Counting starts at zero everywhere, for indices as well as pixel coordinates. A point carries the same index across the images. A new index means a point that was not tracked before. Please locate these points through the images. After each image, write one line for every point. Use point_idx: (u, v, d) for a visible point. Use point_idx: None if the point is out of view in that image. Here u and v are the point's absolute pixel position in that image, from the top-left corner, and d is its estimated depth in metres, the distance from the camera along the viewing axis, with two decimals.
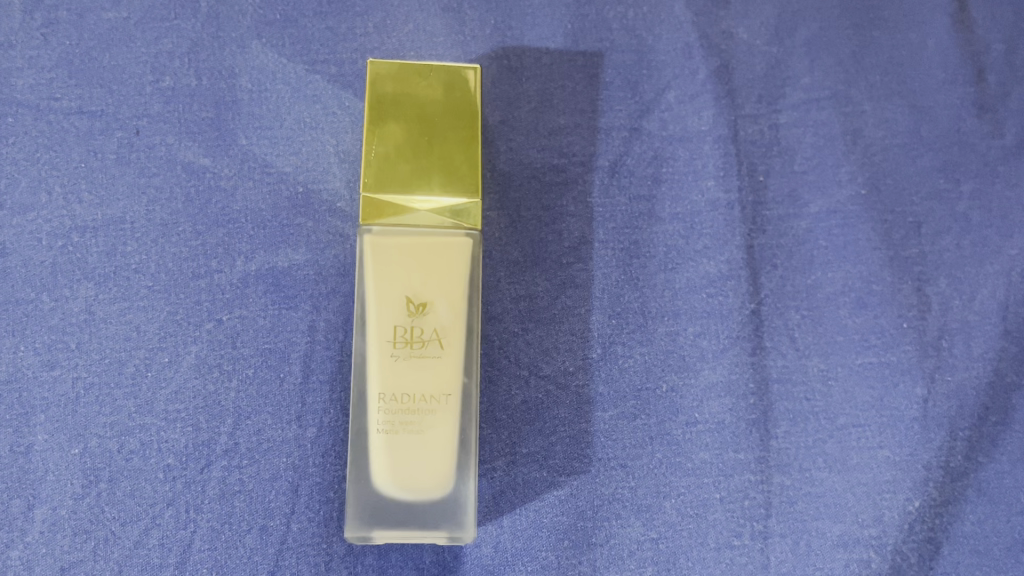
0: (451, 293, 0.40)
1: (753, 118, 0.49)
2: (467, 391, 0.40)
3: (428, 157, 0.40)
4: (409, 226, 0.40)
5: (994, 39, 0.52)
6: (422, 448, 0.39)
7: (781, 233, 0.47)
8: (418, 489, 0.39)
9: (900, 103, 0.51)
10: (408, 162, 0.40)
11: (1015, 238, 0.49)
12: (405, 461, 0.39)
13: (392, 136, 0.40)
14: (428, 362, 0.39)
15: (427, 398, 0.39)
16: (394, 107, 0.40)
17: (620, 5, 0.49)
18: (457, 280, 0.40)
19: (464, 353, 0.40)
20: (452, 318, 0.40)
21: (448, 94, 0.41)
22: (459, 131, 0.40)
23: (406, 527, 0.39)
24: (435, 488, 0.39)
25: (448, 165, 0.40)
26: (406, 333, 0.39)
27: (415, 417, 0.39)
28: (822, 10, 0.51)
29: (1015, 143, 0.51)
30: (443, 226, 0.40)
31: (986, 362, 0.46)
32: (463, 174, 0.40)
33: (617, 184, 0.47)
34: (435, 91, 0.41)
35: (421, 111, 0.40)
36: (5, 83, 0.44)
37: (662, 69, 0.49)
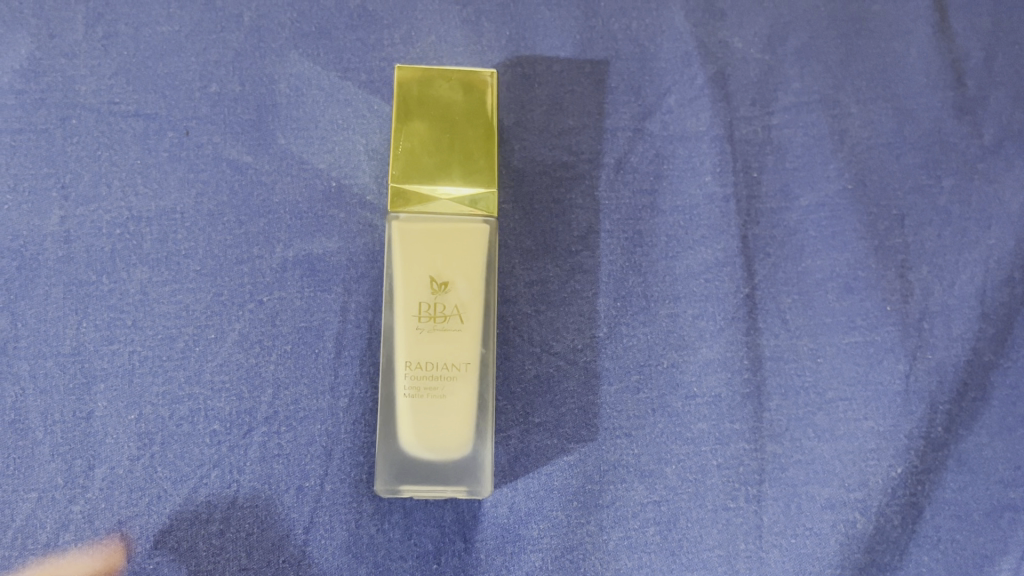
0: (470, 273, 0.44)
1: (747, 119, 0.54)
2: (485, 360, 0.44)
3: (449, 152, 0.44)
4: (433, 214, 0.44)
5: (973, 48, 0.57)
6: (444, 411, 0.43)
7: (773, 224, 0.52)
8: (441, 448, 0.43)
9: (884, 106, 0.55)
10: (431, 156, 0.44)
11: (993, 229, 0.53)
12: (429, 423, 0.43)
13: (417, 133, 0.44)
14: (450, 335, 0.43)
15: (448, 367, 0.43)
16: (419, 107, 0.45)
17: (624, 17, 0.54)
18: (476, 261, 0.44)
19: (482, 327, 0.44)
20: (471, 295, 0.44)
21: (468, 97, 0.45)
22: (477, 129, 0.45)
23: (430, 483, 0.44)
24: (457, 447, 0.43)
25: (467, 158, 0.44)
26: (429, 309, 0.43)
27: (438, 383, 0.43)
28: (812, 22, 0.56)
29: (993, 142, 0.55)
30: (463, 212, 0.44)
31: (965, 342, 0.51)
32: (480, 166, 0.44)
33: (622, 180, 0.51)
34: (455, 93, 0.45)
35: (443, 110, 0.45)
36: (70, 89, 0.49)
37: (662, 75, 0.54)
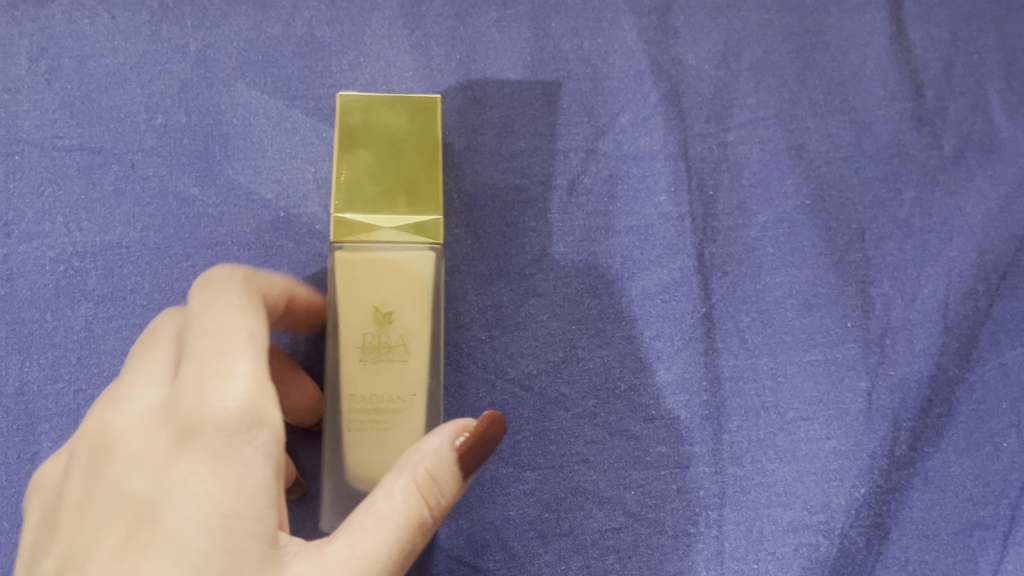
0: (416, 302, 0.43)
1: (702, 137, 0.53)
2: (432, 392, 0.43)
3: (393, 180, 0.44)
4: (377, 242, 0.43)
5: (930, 59, 0.57)
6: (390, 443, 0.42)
7: (730, 242, 0.51)
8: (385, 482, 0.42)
9: (842, 119, 0.55)
10: (375, 184, 0.44)
11: (954, 242, 0.53)
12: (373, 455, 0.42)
13: (360, 161, 0.44)
14: (395, 366, 0.42)
15: (395, 397, 0.42)
16: (362, 135, 0.44)
17: (575, 38, 0.54)
18: (421, 290, 0.43)
19: (428, 356, 0.43)
20: (418, 325, 0.43)
21: (412, 123, 0.44)
22: (420, 156, 0.44)
23: None
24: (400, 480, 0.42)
25: (412, 185, 0.44)
26: (374, 340, 0.42)
27: (383, 417, 0.42)
28: (767, 37, 0.56)
29: (954, 153, 0.55)
30: (408, 241, 0.43)
31: (927, 357, 0.50)
32: (425, 193, 0.44)
33: (576, 201, 0.51)
34: (400, 119, 0.45)
35: (388, 137, 0.44)
36: (13, 124, 0.48)
37: (616, 95, 0.53)
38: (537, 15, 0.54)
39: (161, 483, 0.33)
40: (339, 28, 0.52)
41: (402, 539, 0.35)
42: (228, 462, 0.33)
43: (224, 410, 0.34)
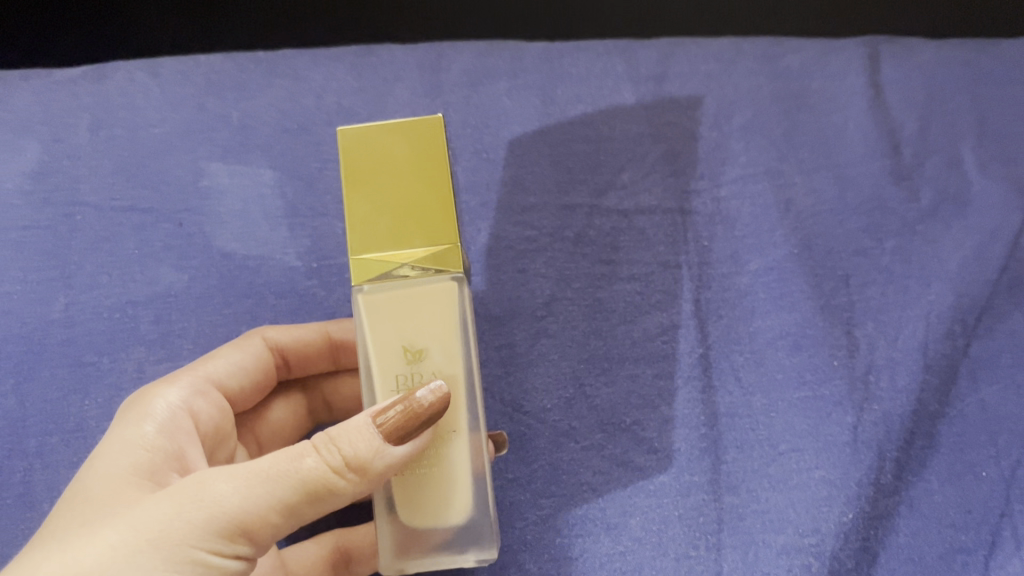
0: (444, 337, 0.38)
1: (697, 193, 0.58)
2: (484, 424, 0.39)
3: (385, 206, 0.38)
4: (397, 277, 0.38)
5: (907, 119, 0.62)
6: (438, 482, 0.38)
7: (724, 288, 0.55)
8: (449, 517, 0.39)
9: (826, 175, 0.60)
10: (387, 221, 0.38)
11: (934, 286, 0.57)
12: (417, 497, 0.39)
13: (368, 199, 0.38)
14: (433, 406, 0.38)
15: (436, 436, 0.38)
16: (367, 170, 0.39)
17: (579, 104, 0.60)
18: (450, 325, 0.38)
19: (467, 395, 0.38)
20: (450, 362, 0.38)
21: (393, 138, 0.39)
22: (418, 165, 0.39)
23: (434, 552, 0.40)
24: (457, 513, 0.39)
25: (423, 219, 0.38)
26: (406, 381, 0.38)
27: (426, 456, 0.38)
28: (755, 101, 0.61)
29: (930, 206, 0.59)
30: (417, 268, 0.38)
31: (909, 393, 0.53)
32: (437, 224, 0.38)
33: (581, 251, 0.56)
34: (400, 146, 0.39)
35: (392, 168, 0.39)
36: (75, 188, 0.54)
37: (617, 154, 0.59)
38: (545, 87, 0.60)
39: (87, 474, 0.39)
40: (365, 98, 0.58)
41: (269, 480, 0.35)
42: (128, 440, 0.40)
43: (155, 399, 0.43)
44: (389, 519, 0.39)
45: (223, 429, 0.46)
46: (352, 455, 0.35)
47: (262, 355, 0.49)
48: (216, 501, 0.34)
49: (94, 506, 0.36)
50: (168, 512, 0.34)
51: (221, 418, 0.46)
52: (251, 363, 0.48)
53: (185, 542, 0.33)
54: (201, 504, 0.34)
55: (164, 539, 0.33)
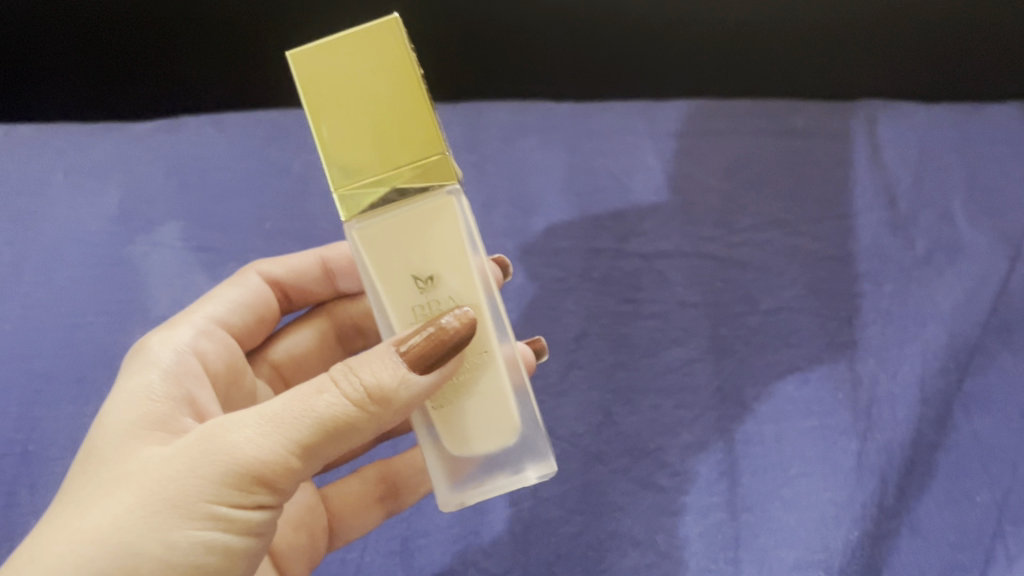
0: (454, 259, 0.38)
1: (712, 239, 0.64)
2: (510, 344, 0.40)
3: (364, 131, 0.36)
4: (391, 205, 0.37)
5: (902, 175, 0.68)
6: (474, 407, 0.39)
7: (737, 327, 0.61)
8: (489, 446, 0.40)
9: (829, 224, 0.66)
10: (368, 147, 0.36)
11: (929, 326, 0.61)
12: (462, 425, 0.40)
13: (344, 126, 0.36)
14: None
15: (467, 359, 0.39)
16: (334, 98, 0.36)
17: (604, 160, 0.68)
18: (455, 244, 0.38)
19: (489, 315, 0.39)
20: (465, 284, 0.38)
21: (353, 55, 0.36)
22: (387, 74, 0.36)
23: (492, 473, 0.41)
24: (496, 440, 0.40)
25: (406, 134, 0.36)
26: (425, 310, 0.38)
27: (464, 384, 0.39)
28: (762, 158, 0.68)
29: (925, 254, 0.64)
30: (411, 193, 0.37)
31: (908, 423, 0.58)
32: (422, 136, 0.36)
33: (608, 291, 0.62)
34: (362, 61, 0.36)
35: (361, 87, 0.36)
36: (152, 229, 0.60)
37: (639, 206, 0.65)
38: (573, 146, 0.68)
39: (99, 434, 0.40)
40: None
41: (286, 422, 0.36)
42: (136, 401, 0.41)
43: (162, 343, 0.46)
44: (433, 450, 0.40)
45: (232, 365, 0.50)
46: (372, 388, 0.36)
47: (260, 289, 0.54)
48: (232, 448, 0.36)
49: (108, 464, 0.38)
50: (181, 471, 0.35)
51: (229, 353, 0.50)
52: (248, 299, 0.53)
53: (202, 494, 0.35)
54: (212, 459, 0.35)
55: (181, 498, 0.35)
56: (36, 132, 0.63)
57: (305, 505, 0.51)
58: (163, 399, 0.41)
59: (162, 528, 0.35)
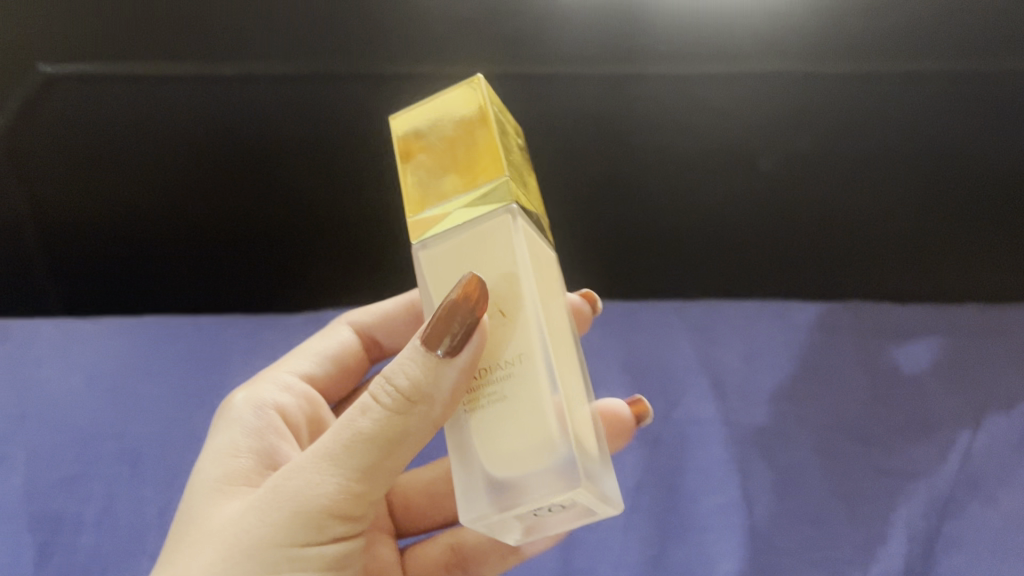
0: (498, 267, 0.45)
1: (738, 409, 0.82)
2: (552, 366, 0.43)
3: (441, 168, 0.47)
4: (455, 225, 0.46)
5: (883, 359, 0.86)
6: (507, 418, 0.43)
7: (761, 477, 0.76)
8: (521, 467, 0.43)
9: (829, 397, 0.82)
10: (443, 179, 0.47)
11: (912, 480, 0.76)
12: (499, 424, 0.43)
13: (424, 164, 0.48)
14: (499, 332, 0.45)
15: (504, 361, 0.44)
16: (418, 144, 0.48)
17: (650, 347, 0.88)
18: (500, 254, 0.45)
19: (527, 321, 0.44)
20: (508, 292, 0.45)
21: (437, 112, 0.48)
22: (464, 123, 0.48)
23: (518, 483, 0.43)
24: (522, 456, 0.43)
25: (475, 168, 0.47)
26: None
27: (502, 385, 0.44)
28: (773, 347, 0.87)
29: (905, 423, 0.80)
30: (473, 214, 0.46)
31: (900, 556, 0.71)
32: (486, 168, 0.46)
33: (658, 449, 0.79)
34: (444, 118, 0.48)
35: (440, 135, 0.48)
36: None
37: (679, 383, 0.84)
38: (627, 338, 0.89)
39: (198, 495, 0.54)
40: None
41: (337, 454, 0.45)
42: (224, 462, 0.56)
43: (263, 385, 0.64)
44: (470, 451, 0.44)
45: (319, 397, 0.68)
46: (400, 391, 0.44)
47: (349, 338, 0.74)
48: (296, 492, 0.46)
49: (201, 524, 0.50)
50: (259, 523, 0.47)
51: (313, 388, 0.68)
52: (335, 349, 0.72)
53: (291, 533, 0.46)
54: (281, 509, 0.47)
55: (259, 543, 0.46)
56: (229, 327, 0.87)
57: (388, 561, 0.66)
58: (247, 450, 0.57)
59: (270, 573, 0.46)
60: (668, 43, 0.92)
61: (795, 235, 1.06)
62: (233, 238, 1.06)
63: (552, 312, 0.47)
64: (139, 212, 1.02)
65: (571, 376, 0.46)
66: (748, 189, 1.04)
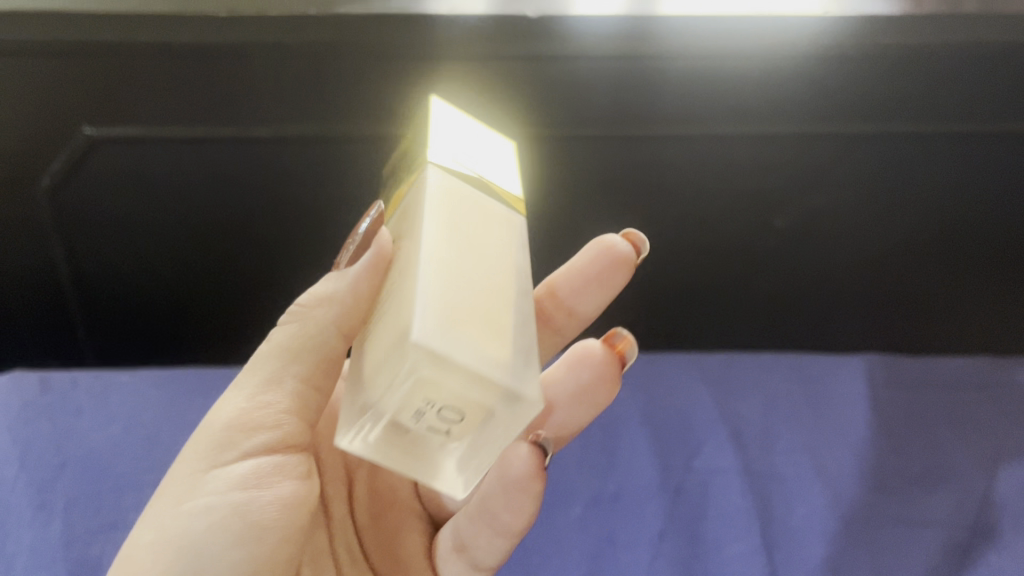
0: (411, 203, 0.48)
1: (757, 459, 0.83)
2: (422, 241, 0.42)
3: (403, 165, 0.53)
4: (398, 203, 0.51)
5: (896, 411, 0.88)
6: (395, 307, 0.42)
7: (782, 527, 0.78)
8: (387, 341, 0.40)
9: (844, 448, 0.84)
10: (401, 173, 0.53)
11: (929, 529, 0.77)
12: (385, 324, 0.42)
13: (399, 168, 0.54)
14: (405, 255, 0.45)
15: (399, 271, 0.45)
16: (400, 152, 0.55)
17: (670, 399, 0.90)
18: (414, 194, 0.47)
19: (415, 221, 0.44)
20: (411, 213, 0.47)
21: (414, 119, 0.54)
22: (419, 124, 0.52)
23: (386, 364, 0.39)
24: (393, 338, 0.39)
25: (414, 152, 0.51)
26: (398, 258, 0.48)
27: (395, 292, 0.44)
28: (789, 399, 0.90)
29: (920, 473, 0.82)
30: (404, 190, 0.50)
31: None
32: (418, 148, 0.50)
33: (681, 497, 0.80)
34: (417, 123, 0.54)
35: (408, 140, 0.53)
36: None
37: (699, 434, 0.86)
38: (646, 391, 0.91)
39: None
40: None
41: (251, 369, 0.56)
42: None
43: None
44: (365, 366, 0.43)
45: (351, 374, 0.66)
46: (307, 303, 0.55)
47: None
48: (206, 423, 0.54)
49: None
50: (178, 459, 0.54)
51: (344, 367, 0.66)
52: None
53: (200, 458, 0.52)
54: (194, 440, 0.54)
55: (176, 473, 0.53)
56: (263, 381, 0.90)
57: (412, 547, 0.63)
58: None
59: (187, 488, 0.51)
60: (684, 109, 0.96)
61: (801, 284, 1.11)
62: (251, 285, 1.10)
63: (467, 226, 0.44)
64: (161, 261, 1.06)
65: (473, 265, 0.42)
66: (760, 245, 1.08)
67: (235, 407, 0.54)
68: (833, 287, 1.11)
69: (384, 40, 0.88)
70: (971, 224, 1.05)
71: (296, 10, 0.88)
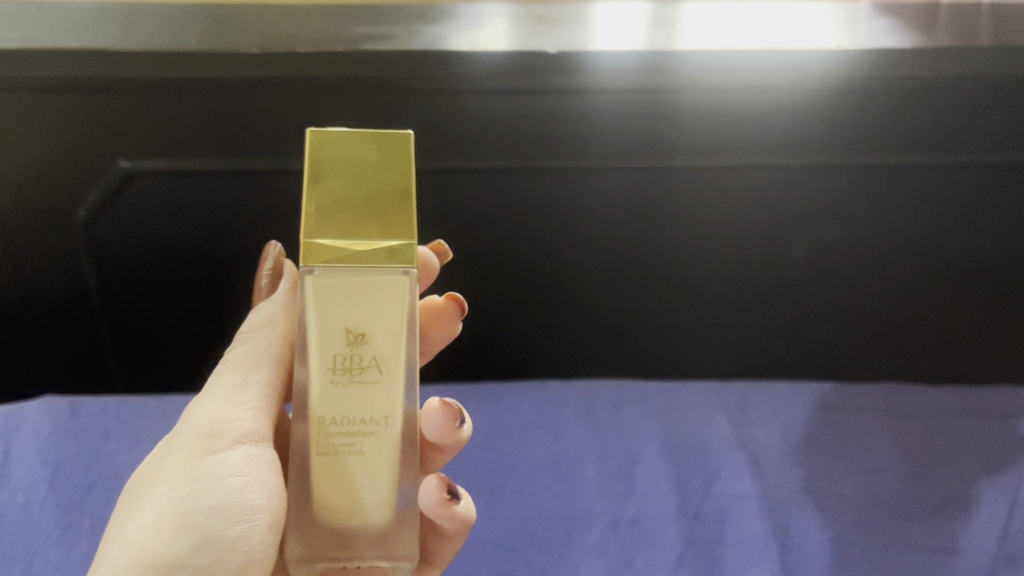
0: (388, 327, 0.49)
1: (776, 486, 0.83)
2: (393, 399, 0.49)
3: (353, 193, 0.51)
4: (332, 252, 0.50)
5: (914, 439, 0.88)
6: (363, 459, 0.49)
7: (800, 553, 0.76)
8: (353, 506, 0.50)
9: (861, 474, 0.84)
10: None
11: (952, 556, 0.75)
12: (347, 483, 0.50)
13: None
14: (366, 385, 0.49)
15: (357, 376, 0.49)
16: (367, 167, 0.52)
17: (688, 426, 0.91)
18: (394, 316, 0.49)
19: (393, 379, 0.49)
20: (389, 349, 0.49)
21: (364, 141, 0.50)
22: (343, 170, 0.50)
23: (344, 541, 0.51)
24: (332, 515, 0.50)
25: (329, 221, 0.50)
26: (346, 361, 0.49)
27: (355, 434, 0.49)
28: (808, 427, 0.90)
29: (939, 502, 0.81)
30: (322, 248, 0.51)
31: None
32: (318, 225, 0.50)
33: (700, 522, 0.79)
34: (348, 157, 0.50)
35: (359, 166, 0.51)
36: None
37: (718, 461, 0.86)
38: (665, 418, 0.93)
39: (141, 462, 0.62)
40: (547, 437, 0.90)
41: None
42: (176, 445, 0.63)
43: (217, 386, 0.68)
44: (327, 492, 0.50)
45: None
46: None
47: None
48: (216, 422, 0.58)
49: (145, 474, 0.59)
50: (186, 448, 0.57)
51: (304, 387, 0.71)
52: None
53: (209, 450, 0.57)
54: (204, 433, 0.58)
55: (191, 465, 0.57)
56: None
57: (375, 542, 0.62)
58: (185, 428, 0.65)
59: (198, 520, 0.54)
60: (702, 141, 0.98)
61: (818, 314, 1.12)
62: None
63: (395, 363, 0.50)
64: (182, 290, 1.09)
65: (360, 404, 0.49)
66: (778, 276, 1.09)
67: (214, 411, 0.58)
68: (851, 317, 1.12)
69: (406, 73, 0.91)
70: (986, 254, 1.06)
71: (325, 47, 0.91)
